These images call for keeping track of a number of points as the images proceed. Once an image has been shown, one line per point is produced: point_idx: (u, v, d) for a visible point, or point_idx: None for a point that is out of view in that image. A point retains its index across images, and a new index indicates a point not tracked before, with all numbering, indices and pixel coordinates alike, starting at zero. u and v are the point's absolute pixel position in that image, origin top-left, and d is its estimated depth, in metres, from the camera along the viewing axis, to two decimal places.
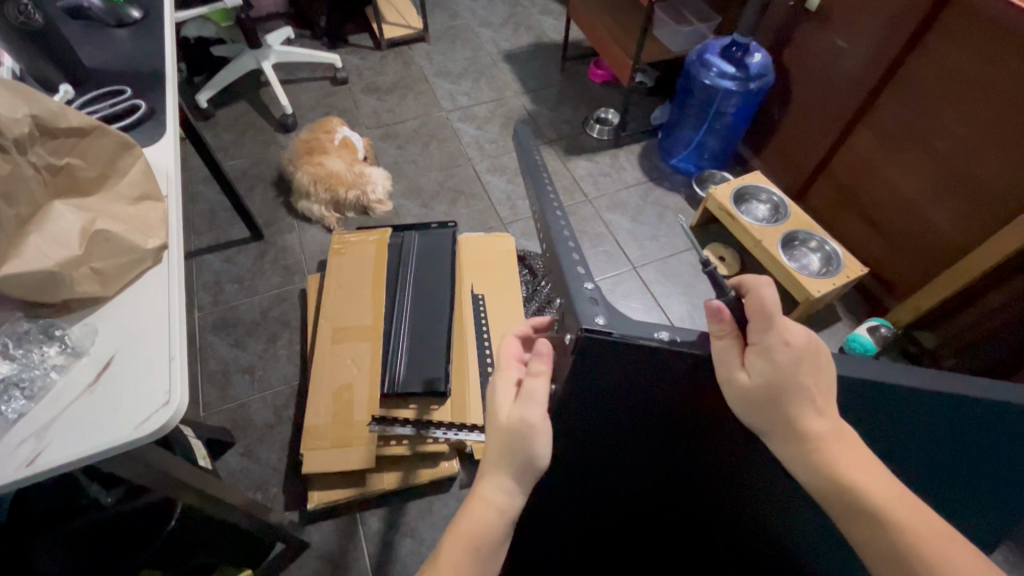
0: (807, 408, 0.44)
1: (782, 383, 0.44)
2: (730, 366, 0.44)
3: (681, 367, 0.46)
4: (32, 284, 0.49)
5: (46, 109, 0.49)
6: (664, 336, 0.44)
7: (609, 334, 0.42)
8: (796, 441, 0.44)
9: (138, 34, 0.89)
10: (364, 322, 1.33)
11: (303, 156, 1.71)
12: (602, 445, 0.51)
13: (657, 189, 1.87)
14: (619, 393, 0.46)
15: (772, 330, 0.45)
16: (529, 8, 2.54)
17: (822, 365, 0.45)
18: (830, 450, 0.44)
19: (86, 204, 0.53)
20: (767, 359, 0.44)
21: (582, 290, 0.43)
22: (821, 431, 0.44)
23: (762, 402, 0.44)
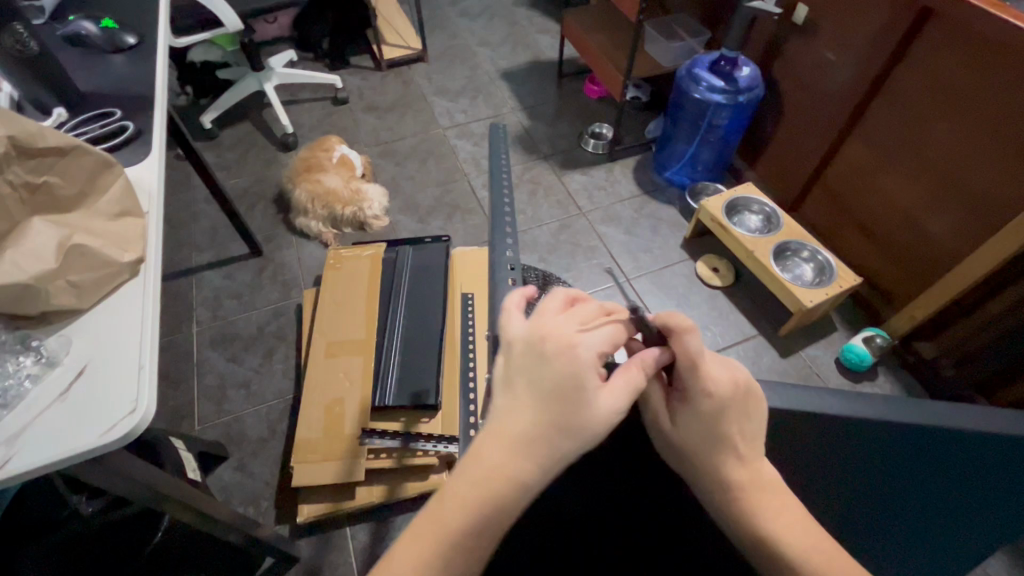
0: (726, 455, 0.45)
1: (699, 437, 0.45)
2: (656, 411, 0.47)
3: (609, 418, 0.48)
4: (9, 296, 0.51)
5: (25, 131, 0.51)
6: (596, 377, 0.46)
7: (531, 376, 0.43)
8: (715, 485, 0.46)
9: (133, 59, 0.93)
10: (357, 336, 1.35)
11: (302, 174, 1.75)
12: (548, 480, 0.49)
13: (652, 202, 1.88)
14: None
15: (698, 386, 0.45)
16: (526, 27, 2.59)
17: (750, 412, 0.46)
18: (748, 496, 0.45)
19: (64, 220, 0.55)
20: (688, 407, 0.45)
21: None
22: (740, 478, 0.45)
23: (679, 453, 0.46)
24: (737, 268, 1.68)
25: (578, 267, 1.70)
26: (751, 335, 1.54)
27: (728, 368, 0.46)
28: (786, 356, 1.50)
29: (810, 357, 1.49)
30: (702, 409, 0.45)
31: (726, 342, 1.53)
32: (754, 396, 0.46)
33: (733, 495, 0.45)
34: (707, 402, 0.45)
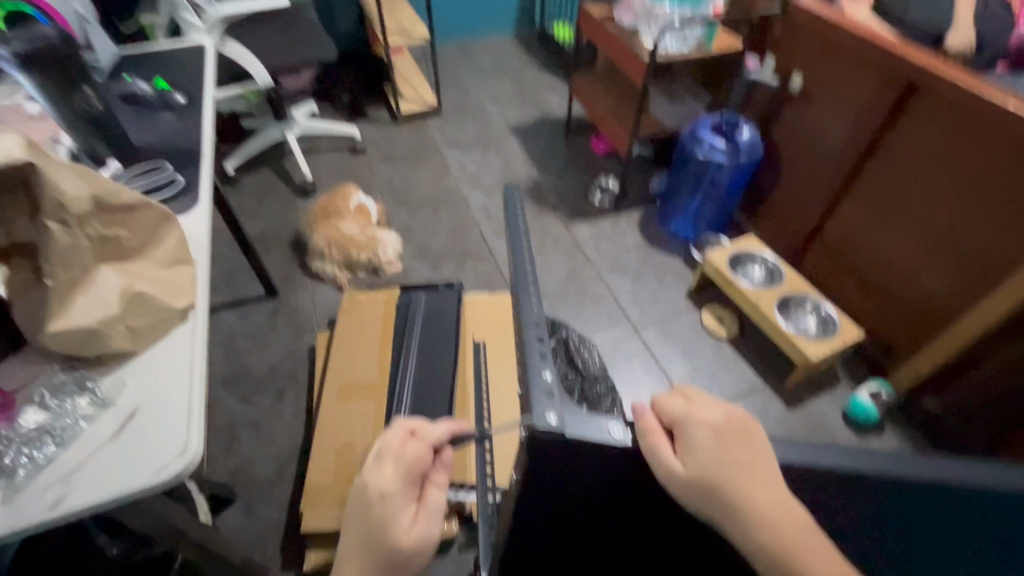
0: (755, 485, 0.43)
1: (717, 468, 0.43)
2: (667, 457, 0.43)
3: (624, 460, 0.45)
4: (77, 339, 0.55)
5: (105, 189, 0.56)
6: (615, 431, 0.43)
7: (560, 433, 0.41)
8: (744, 523, 0.42)
9: (181, 116, 1.01)
10: (370, 379, 1.37)
11: (320, 219, 1.82)
12: (559, 527, 0.52)
13: (657, 253, 1.94)
14: (574, 469, 0.45)
15: (688, 420, 0.46)
16: (536, 86, 2.75)
17: (757, 442, 0.45)
18: (785, 532, 0.42)
19: (127, 268, 0.60)
20: (691, 441, 0.45)
21: (540, 378, 0.42)
22: (773, 513, 0.42)
23: (700, 490, 0.43)
24: (742, 320, 1.72)
25: (586, 315, 1.74)
26: (757, 385, 1.56)
27: (717, 406, 0.48)
28: (793, 408, 1.51)
29: (817, 409, 1.51)
30: (704, 440, 0.45)
31: (733, 393, 1.54)
32: (754, 428, 0.46)
33: (775, 537, 0.42)
34: (699, 430, 0.45)
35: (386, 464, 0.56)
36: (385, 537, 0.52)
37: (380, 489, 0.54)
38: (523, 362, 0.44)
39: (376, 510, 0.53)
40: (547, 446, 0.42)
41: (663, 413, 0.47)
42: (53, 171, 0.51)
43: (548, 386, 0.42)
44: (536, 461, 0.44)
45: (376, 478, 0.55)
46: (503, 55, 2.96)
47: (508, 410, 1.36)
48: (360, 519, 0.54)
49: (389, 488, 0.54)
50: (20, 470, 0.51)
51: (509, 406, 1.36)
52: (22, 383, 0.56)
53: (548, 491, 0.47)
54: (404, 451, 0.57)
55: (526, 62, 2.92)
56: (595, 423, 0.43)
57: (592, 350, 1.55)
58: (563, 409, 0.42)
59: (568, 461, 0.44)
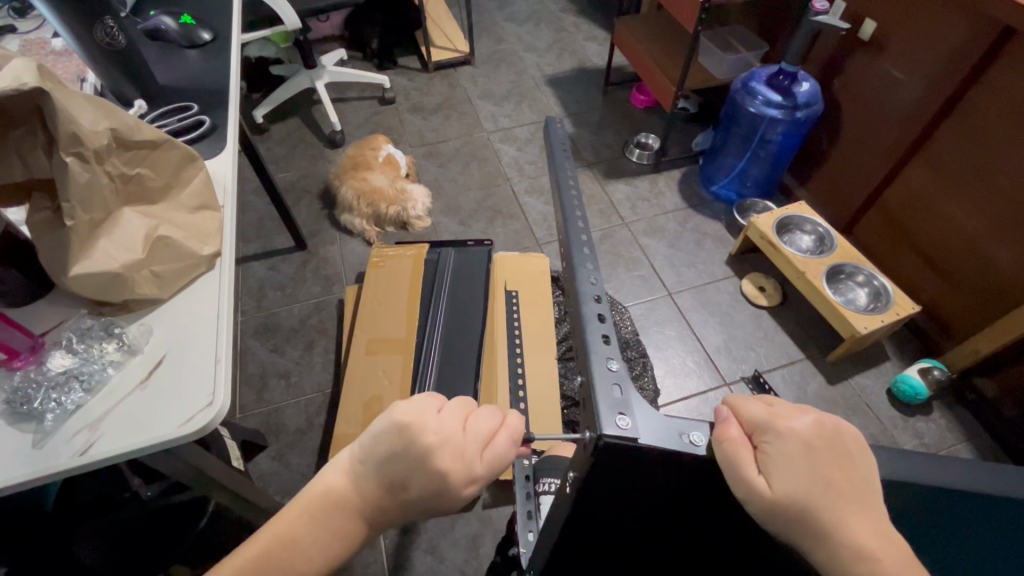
0: (852, 509, 0.40)
1: (809, 489, 0.39)
2: (751, 474, 0.39)
3: (695, 467, 0.41)
4: (102, 284, 0.52)
5: (124, 123, 0.52)
6: (696, 439, 0.40)
7: (633, 439, 0.37)
8: (837, 552, 0.39)
9: (208, 55, 0.96)
10: (397, 335, 1.36)
11: (349, 171, 1.78)
12: (606, 512, 0.46)
13: (697, 216, 1.85)
14: (639, 468, 0.40)
15: (773, 429, 0.41)
16: (574, 34, 2.59)
17: (854, 456, 0.41)
18: (881, 559, 0.39)
19: (150, 211, 0.56)
20: (778, 454, 0.40)
21: (606, 368, 0.39)
22: (868, 541, 0.39)
23: (788, 514, 0.39)
24: (785, 287, 1.64)
25: (619, 279, 1.68)
26: (797, 358, 1.49)
27: (805, 411, 0.43)
28: (835, 383, 1.44)
29: (859, 385, 1.44)
30: (792, 453, 0.40)
31: (770, 365, 1.48)
32: (843, 434, 0.42)
33: (869, 563, 0.39)
34: (788, 443, 0.41)
35: (478, 459, 0.47)
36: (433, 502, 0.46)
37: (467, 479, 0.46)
38: (586, 350, 0.40)
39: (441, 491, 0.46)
40: (615, 453, 0.38)
41: (743, 419, 0.43)
42: (68, 101, 0.47)
43: (614, 375, 0.39)
44: (600, 466, 0.40)
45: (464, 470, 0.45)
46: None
47: (537, 372, 1.33)
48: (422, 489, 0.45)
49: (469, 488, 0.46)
50: (49, 414, 0.50)
51: (538, 367, 1.34)
52: (53, 325, 0.56)
53: (606, 483, 0.42)
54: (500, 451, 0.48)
55: (564, 7, 2.74)
56: (675, 428, 0.40)
57: (624, 315, 1.50)
58: (635, 404, 0.39)
59: (637, 465, 0.40)
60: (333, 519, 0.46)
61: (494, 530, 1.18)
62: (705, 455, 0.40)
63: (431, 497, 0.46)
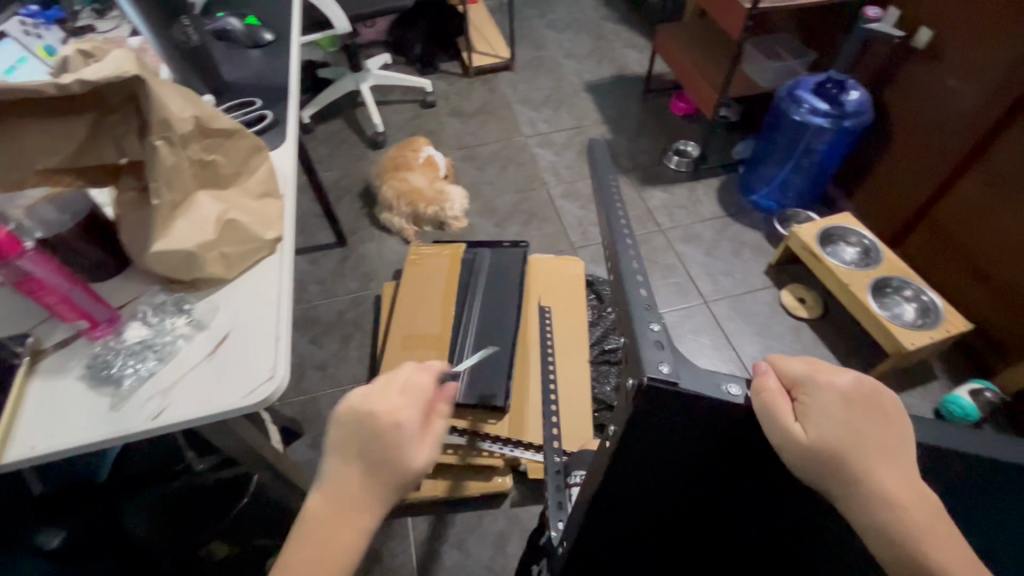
0: (888, 465, 0.39)
1: (844, 438, 0.39)
2: (788, 421, 0.39)
3: (734, 419, 0.41)
4: (177, 262, 0.56)
5: (205, 111, 0.55)
6: (734, 389, 0.40)
7: (675, 385, 0.38)
8: (869, 503, 0.39)
9: (269, 54, 1.01)
10: (433, 331, 1.39)
11: (389, 171, 1.83)
12: (652, 471, 0.46)
13: (736, 225, 1.82)
14: (682, 417, 0.40)
15: (811, 381, 0.42)
16: (614, 41, 2.59)
17: (889, 411, 0.41)
18: (909, 510, 0.38)
19: (222, 196, 0.60)
20: (814, 404, 0.41)
21: (647, 332, 0.39)
22: (904, 495, 0.39)
23: (823, 461, 0.39)
24: (826, 300, 1.59)
25: (653, 285, 1.67)
26: None
27: (845, 370, 0.42)
28: None
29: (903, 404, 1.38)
30: (829, 404, 0.40)
31: None
32: (882, 394, 0.41)
33: (897, 520, 0.38)
34: (826, 394, 0.41)
35: (396, 396, 0.49)
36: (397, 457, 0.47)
37: (393, 416, 0.47)
38: (630, 316, 0.39)
39: (389, 441, 0.47)
40: (654, 400, 0.38)
41: (782, 373, 0.43)
42: (159, 89, 0.50)
43: (657, 336, 0.39)
44: (644, 416, 0.40)
45: (386, 407, 0.48)
46: (580, 8, 2.80)
47: (570, 374, 1.34)
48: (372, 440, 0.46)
49: (404, 417, 0.48)
50: (126, 380, 0.54)
51: (571, 370, 1.34)
52: (129, 299, 0.60)
53: (653, 435, 0.42)
54: (409, 383, 0.51)
55: (605, 15, 2.75)
56: (712, 380, 0.39)
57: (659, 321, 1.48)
58: (676, 362, 0.39)
59: (681, 416, 0.40)
60: (335, 528, 0.45)
61: (522, 528, 1.18)
62: (742, 404, 0.39)
63: (391, 454, 0.46)
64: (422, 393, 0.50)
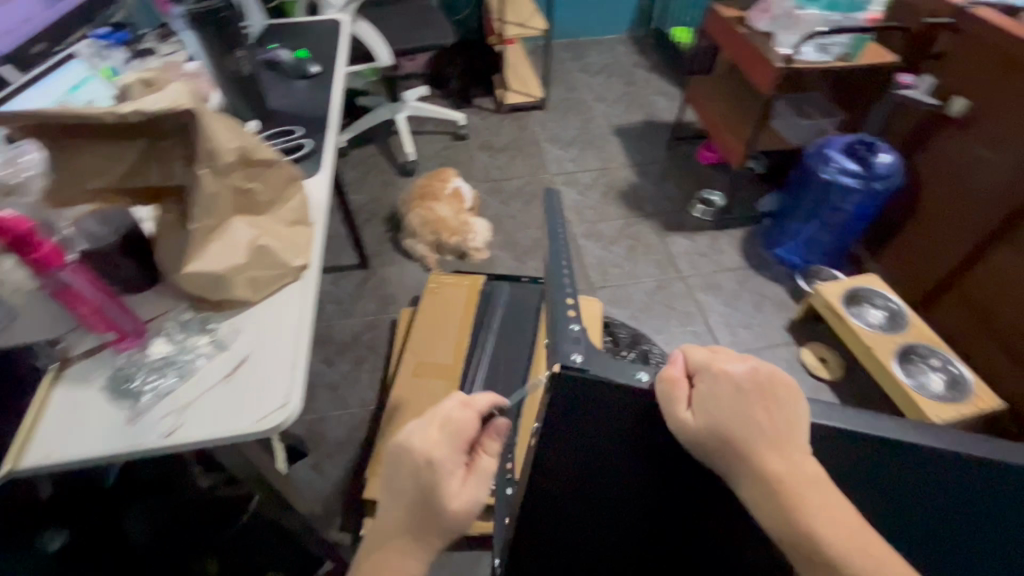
0: (769, 449, 0.46)
1: (729, 421, 0.46)
2: (676, 406, 0.47)
3: (642, 404, 0.49)
4: (207, 283, 0.58)
5: (251, 143, 0.58)
6: (643, 376, 0.48)
7: (583, 370, 0.45)
8: (755, 479, 0.46)
9: (313, 84, 1.06)
10: (445, 361, 1.39)
11: (417, 199, 1.87)
12: (580, 454, 0.53)
13: (758, 277, 1.80)
14: (596, 405, 0.48)
15: (708, 370, 0.49)
16: (645, 88, 2.65)
17: (782, 397, 0.47)
18: (790, 483, 0.45)
19: (257, 222, 0.62)
20: (709, 390, 0.48)
21: (567, 329, 0.46)
22: (784, 473, 0.46)
23: (711, 441, 0.46)
24: (849, 362, 1.56)
25: (670, 331, 1.65)
26: None
27: (744, 360, 0.49)
28: None
29: None
30: (721, 391, 0.47)
31: None
32: (778, 381, 0.48)
33: (780, 492, 0.45)
34: (722, 380, 0.48)
35: (433, 433, 0.54)
36: (435, 500, 0.51)
37: (427, 454, 0.52)
38: (551, 311, 0.47)
39: (425, 476, 0.52)
40: (576, 383, 0.46)
41: (688, 360, 0.51)
42: (211, 121, 0.53)
43: (576, 333, 0.46)
44: (567, 403, 0.49)
45: (423, 444, 0.53)
46: (614, 54, 2.88)
47: None
48: (412, 484, 0.52)
49: (438, 455, 0.52)
50: (146, 394, 0.55)
51: None
52: (156, 314, 0.62)
53: (573, 419, 0.50)
54: (454, 424, 0.55)
55: (638, 62, 2.82)
56: (623, 368, 0.47)
57: None
58: (588, 352, 0.46)
59: (597, 402, 0.48)
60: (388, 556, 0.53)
61: None
62: (646, 386, 0.48)
63: (428, 496, 0.52)
64: (464, 435, 0.54)
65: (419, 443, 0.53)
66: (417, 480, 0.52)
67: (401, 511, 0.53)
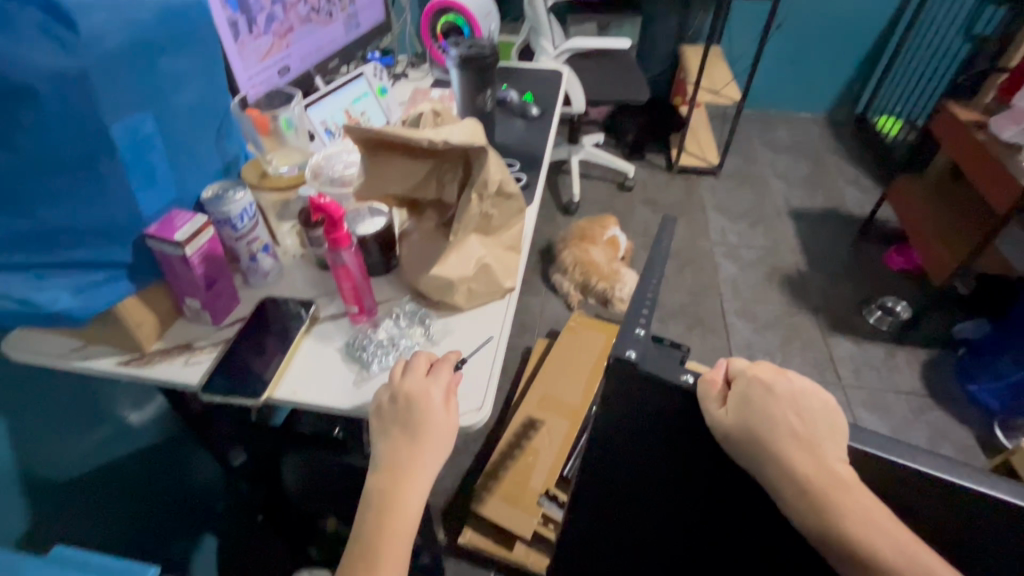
0: (806, 457, 0.46)
1: (763, 424, 0.47)
2: (710, 404, 0.48)
3: (684, 400, 0.50)
4: (438, 286, 0.67)
5: (507, 179, 0.65)
6: (688, 378, 0.49)
7: (637, 367, 0.49)
8: (802, 493, 0.46)
9: (530, 125, 1.17)
10: (572, 402, 1.41)
11: (576, 239, 1.94)
12: (636, 436, 0.55)
13: (938, 411, 1.56)
14: (640, 393, 0.51)
15: (745, 376, 0.50)
16: (834, 175, 2.48)
17: (812, 411, 0.48)
18: (840, 501, 0.45)
19: (487, 243, 0.70)
20: (749, 396, 0.48)
21: (632, 331, 0.51)
22: (831, 491, 0.45)
23: (747, 445, 0.47)
24: None
25: None
26: None
27: (780, 372, 0.50)
28: None
29: None
30: (757, 397, 0.48)
31: None
32: (808, 400, 0.48)
33: (824, 506, 0.46)
34: (755, 388, 0.49)
35: (425, 376, 0.60)
36: (430, 428, 0.57)
37: (424, 391, 0.58)
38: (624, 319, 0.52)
39: (422, 412, 0.57)
40: (627, 375, 0.50)
41: (727, 368, 0.51)
42: (486, 156, 0.62)
43: (640, 340, 0.50)
44: (618, 385, 0.52)
45: (418, 386, 0.59)
46: (805, 134, 2.74)
47: None
48: (411, 418, 0.57)
49: (432, 393, 0.58)
50: (372, 365, 0.65)
51: None
52: (386, 300, 0.73)
53: (624, 399, 0.53)
54: (439, 368, 0.61)
55: (831, 146, 2.65)
56: (673, 369, 0.49)
57: None
58: (647, 350, 0.50)
59: (646, 391, 0.51)
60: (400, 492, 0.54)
61: None
62: (689, 386, 0.49)
63: (425, 427, 0.57)
64: (445, 378, 0.60)
65: (418, 385, 0.59)
66: (413, 416, 0.57)
67: (391, 443, 0.56)
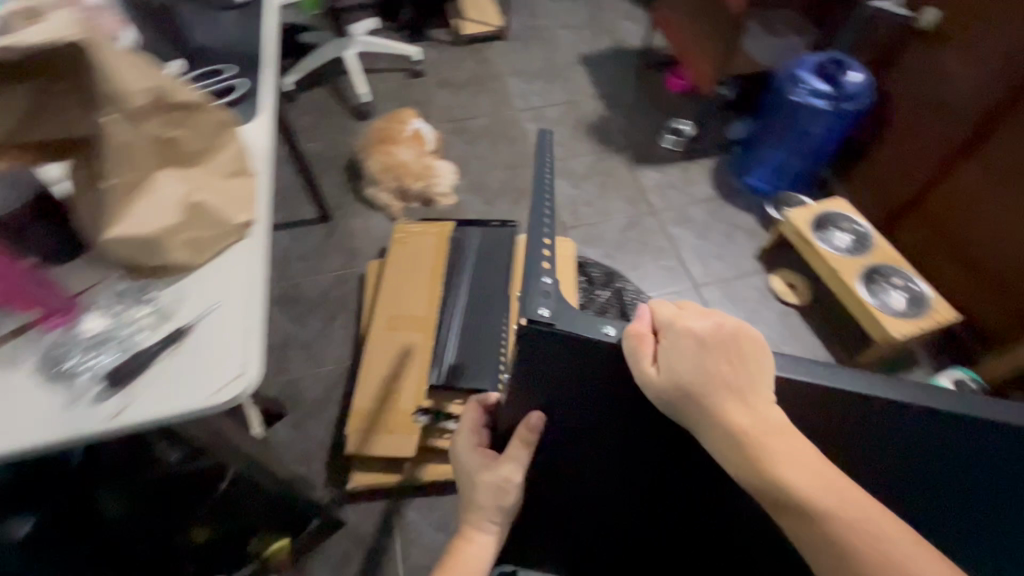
0: (735, 402, 0.42)
1: (695, 374, 0.42)
2: (641, 359, 0.44)
3: (613, 359, 0.46)
4: (136, 246, 0.55)
5: (166, 84, 0.52)
6: (609, 331, 0.45)
7: (552, 326, 0.44)
8: (728, 443, 0.41)
9: (243, 15, 0.93)
10: (419, 313, 1.36)
11: (376, 143, 1.76)
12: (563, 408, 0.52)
13: (728, 208, 1.79)
14: (559, 366, 0.48)
15: (673, 326, 0.44)
16: (611, 12, 2.50)
17: (751, 354, 0.43)
18: (770, 449, 0.40)
19: (189, 175, 0.57)
20: (675, 345, 0.43)
21: (538, 283, 0.45)
22: (761, 433, 0.41)
23: (681, 399, 0.43)
24: (816, 286, 1.60)
25: (644, 267, 1.65)
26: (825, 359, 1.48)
27: (709, 315, 0.45)
28: None
29: None
30: (686, 347, 0.43)
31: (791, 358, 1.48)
32: (745, 336, 0.43)
33: (755, 453, 0.41)
34: (685, 335, 0.44)
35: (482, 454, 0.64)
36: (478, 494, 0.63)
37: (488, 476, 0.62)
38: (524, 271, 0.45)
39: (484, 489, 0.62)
40: (539, 337, 0.46)
41: (655, 315, 0.47)
42: (109, 58, 0.49)
43: (547, 289, 0.45)
44: (536, 354, 0.47)
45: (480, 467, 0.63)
46: None
47: None
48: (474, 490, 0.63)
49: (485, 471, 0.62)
50: (84, 373, 0.54)
51: None
52: (87, 287, 0.59)
53: (538, 362, 0.48)
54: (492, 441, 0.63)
55: None
56: (592, 323, 0.45)
57: None
58: (559, 306, 0.45)
59: (568, 352, 0.46)
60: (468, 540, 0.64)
61: None
62: (614, 341, 0.45)
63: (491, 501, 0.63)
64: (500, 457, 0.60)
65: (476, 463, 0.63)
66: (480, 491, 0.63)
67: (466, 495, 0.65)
